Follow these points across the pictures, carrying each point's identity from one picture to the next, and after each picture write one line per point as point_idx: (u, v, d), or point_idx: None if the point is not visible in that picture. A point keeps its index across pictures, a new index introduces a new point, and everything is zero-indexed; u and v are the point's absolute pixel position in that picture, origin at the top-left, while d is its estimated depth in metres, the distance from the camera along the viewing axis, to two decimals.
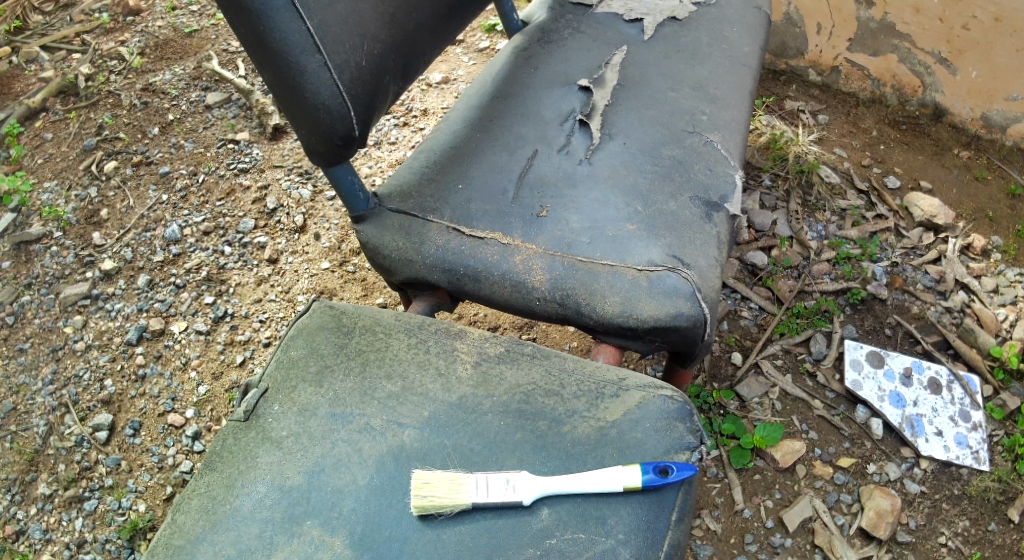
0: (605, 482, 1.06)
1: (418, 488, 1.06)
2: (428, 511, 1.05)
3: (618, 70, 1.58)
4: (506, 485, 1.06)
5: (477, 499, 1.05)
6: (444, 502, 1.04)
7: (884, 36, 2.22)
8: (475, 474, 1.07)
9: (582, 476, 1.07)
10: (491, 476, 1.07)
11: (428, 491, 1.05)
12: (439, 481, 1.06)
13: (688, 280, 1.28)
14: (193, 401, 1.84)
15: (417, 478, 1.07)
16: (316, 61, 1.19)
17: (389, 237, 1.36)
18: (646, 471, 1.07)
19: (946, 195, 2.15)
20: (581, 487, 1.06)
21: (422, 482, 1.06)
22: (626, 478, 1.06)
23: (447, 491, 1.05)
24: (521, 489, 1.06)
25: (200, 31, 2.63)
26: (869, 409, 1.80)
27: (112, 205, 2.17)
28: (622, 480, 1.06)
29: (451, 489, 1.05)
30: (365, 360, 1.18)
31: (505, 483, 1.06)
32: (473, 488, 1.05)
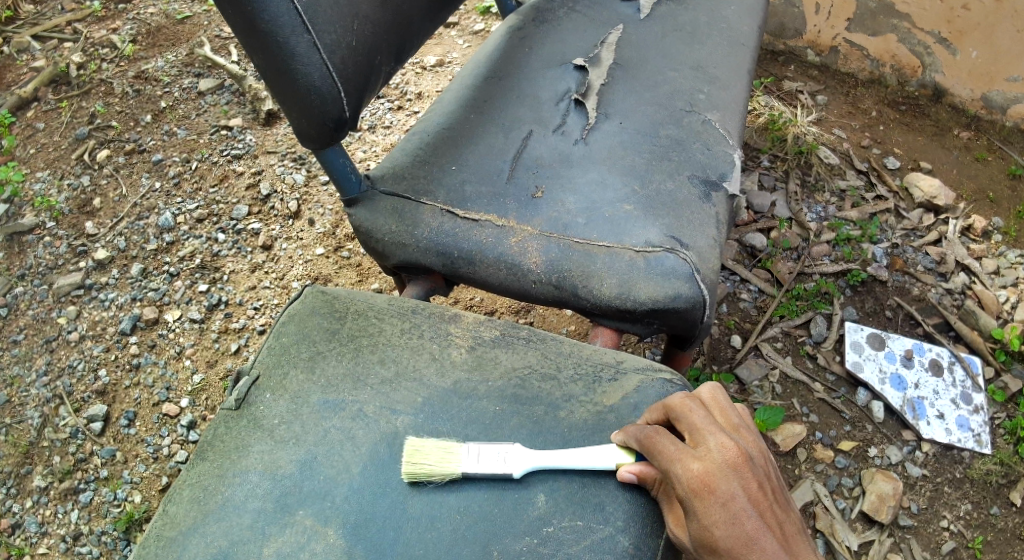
0: (598, 460, 1.04)
1: (410, 454, 1.05)
2: (418, 479, 1.04)
3: (613, 50, 1.55)
4: (498, 457, 1.04)
5: (468, 469, 1.04)
6: (434, 470, 1.04)
7: (883, 16, 2.19)
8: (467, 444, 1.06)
9: (575, 451, 1.05)
10: (486, 446, 1.05)
11: (421, 458, 1.05)
12: (432, 449, 1.05)
13: (686, 261, 1.26)
14: (187, 390, 1.82)
15: (410, 444, 1.06)
16: (305, 42, 1.17)
17: (382, 220, 1.34)
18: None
19: (946, 176, 2.13)
20: (573, 463, 1.04)
21: (415, 450, 1.06)
22: (619, 455, 1.04)
23: (438, 459, 1.04)
24: (513, 461, 1.04)
25: (192, 18, 2.60)
26: (870, 391, 1.78)
27: (105, 194, 2.15)
28: (614, 458, 1.04)
29: (442, 457, 1.05)
30: (358, 345, 1.17)
31: (501, 451, 1.05)
32: (464, 458, 1.05)
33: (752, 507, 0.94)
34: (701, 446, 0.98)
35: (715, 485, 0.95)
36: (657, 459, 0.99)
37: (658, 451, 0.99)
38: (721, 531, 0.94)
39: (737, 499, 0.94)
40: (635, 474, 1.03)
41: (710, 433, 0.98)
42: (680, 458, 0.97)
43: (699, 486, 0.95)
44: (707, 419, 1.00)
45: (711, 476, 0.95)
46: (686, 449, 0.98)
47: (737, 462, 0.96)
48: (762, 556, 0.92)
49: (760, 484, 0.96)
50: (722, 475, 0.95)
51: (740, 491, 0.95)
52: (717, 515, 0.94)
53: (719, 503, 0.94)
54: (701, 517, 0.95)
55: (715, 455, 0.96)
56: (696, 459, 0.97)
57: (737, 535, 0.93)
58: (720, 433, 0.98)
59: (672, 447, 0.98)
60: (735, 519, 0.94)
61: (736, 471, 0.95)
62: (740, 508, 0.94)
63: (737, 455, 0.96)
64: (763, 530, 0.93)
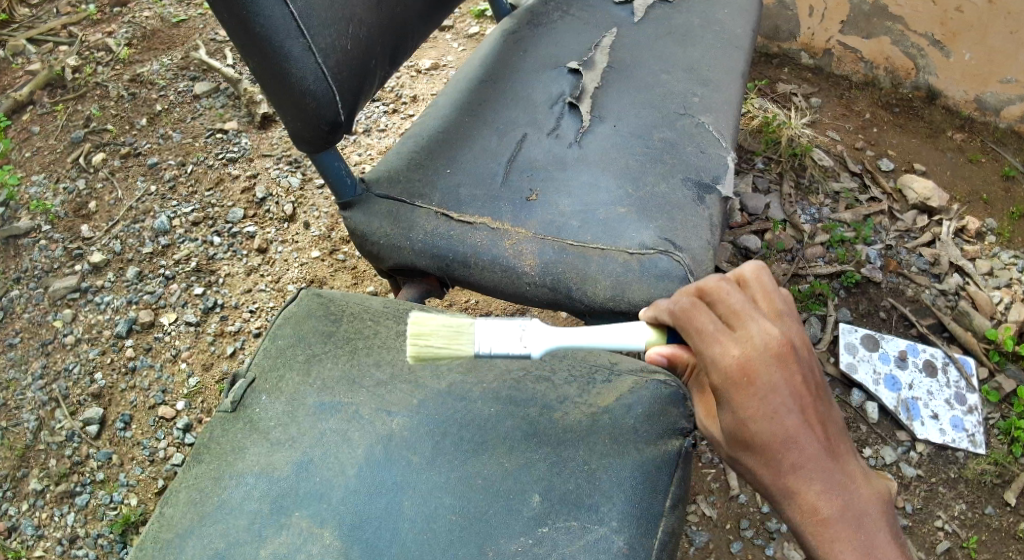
0: (628, 339, 1.05)
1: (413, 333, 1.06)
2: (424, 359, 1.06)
3: (607, 53, 1.56)
4: (519, 335, 1.03)
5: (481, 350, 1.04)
6: (442, 352, 1.05)
7: (877, 19, 2.20)
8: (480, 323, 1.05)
9: (602, 330, 1.04)
10: (504, 325, 1.04)
11: (423, 338, 1.05)
12: (441, 331, 1.05)
13: (680, 263, 1.27)
14: (184, 393, 1.83)
15: (414, 323, 1.07)
16: (300, 45, 1.17)
17: (377, 223, 1.35)
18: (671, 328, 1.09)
19: (940, 177, 2.14)
20: (599, 340, 1.05)
21: (418, 328, 1.06)
22: (648, 333, 1.05)
23: (447, 342, 1.05)
24: (534, 345, 1.04)
25: (188, 21, 2.61)
26: (865, 393, 1.78)
27: (100, 197, 2.15)
28: (643, 336, 1.06)
29: (453, 336, 1.05)
30: (354, 347, 1.17)
31: (520, 330, 1.04)
32: (477, 339, 1.04)
33: (792, 400, 0.95)
34: (744, 334, 0.96)
35: (755, 375, 0.95)
36: (693, 342, 0.98)
37: (694, 334, 0.98)
38: (759, 424, 0.95)
39: (779, 394, 0.95)
40: (666, 356, 1.04)
41: (750, 318, 0.97)
42: (719, 343, 0.96)
43: (739, 376, 0.95)
44: (749, 304, 0.99)
45: (755, 368, 0.95)
46: (728, 336, 0.97)
47: (779, 352, 0.96)
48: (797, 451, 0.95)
49: (801, 378, 0.96)
50: (766, 367, 0.95)
51: (782, 385, 0.95)
52: (757, 409, 0.95)
53: (758, 395, 0.95)
54: (740, 408, 0.95)
55: (760, 345, 0.95)
56: (739, 348, 0.95)
57: (775, 431, 0.95)
58: (763, 321, 0.97)
59: (712, 333, 0.97)
60: (774, 414, 0.95)
61: (777, 360, 0.95)
62: (781, 403, 0.95)
63: (779, 343, 0.96)
64: (801, 425, 0.95)
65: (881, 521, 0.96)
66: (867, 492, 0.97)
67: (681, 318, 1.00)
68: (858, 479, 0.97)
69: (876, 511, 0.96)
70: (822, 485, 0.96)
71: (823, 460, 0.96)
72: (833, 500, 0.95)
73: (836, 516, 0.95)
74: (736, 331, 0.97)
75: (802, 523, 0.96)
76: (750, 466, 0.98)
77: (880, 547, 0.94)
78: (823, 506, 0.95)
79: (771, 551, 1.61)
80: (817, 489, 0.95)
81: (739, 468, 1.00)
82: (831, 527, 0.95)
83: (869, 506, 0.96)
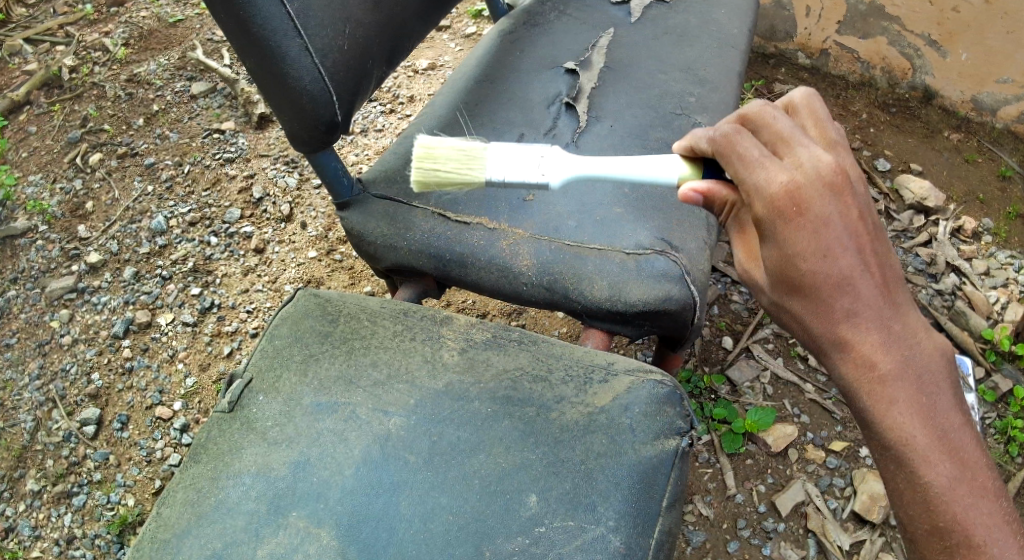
0: (661, 173, 1.11)
1: (419, 156, 1.21)
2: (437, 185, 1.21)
3: (604, 53, 1.56)
4: (539, 161, 1.14)
5: (492, 179, 1.16)
6: (452, 178, 1.19)
7: (873, 19, 2.20)
8: (490, 149, 1.17)
9: (632, 162, 1.11)
10: (525, 153, 1.15)
11: (430, 161, 1.21)
12: (455, 157, 1.18)
13: (677, 264, 1.27)
14: (180, 393, 1.82)
15: (421, 147, 1.22)
16: (297, 45, 1.17)
17: (374, 224, 1.34)
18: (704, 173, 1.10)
19: (936, 177, 2.16)
20: (624, 172, 1.12)
21: (425, 152, 1.21)
22: (682, 169, 1.10)
23: (457, 167, 1.18)
24: (551, 172, 1.13)
25: (185, 21, 2.60)
26: None
27: (97, 198, 2.15)
28: (677, 172, 1.10)
29: (460, 160, 1.18)
30: (351, 347, 1.17)
31: (538, 159, 1.14)
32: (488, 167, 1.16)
33: (846, 232, 0.94)
34: (796, 163, 0.95)
35: (808, 206, 0.93)
36: (740, 174, 0.97)
37: (738, 162, 0.97)
38: (810, 263, 0.94)
39: (832, 227, 0.93)
40: (700, 193, 1.04)
41: (801, 145, 0.96)
42: (768, 170, 0.95)
43: (790, 208, 0.93)
44: (801, 135, 0.97)
45: (808, 198, 0.93)
46: (779, 166, 0.95)
47: (834, 179, 0.93)
48: (851, 292, 0.95)
49: (858, 216, 0.95)
50: (820, 199, 0.93)
51: (837, 220, 0.93)
52: (810, 245, 0.93)
53: (810, 227, 0.93)
54: (790, 241, 0.94)
55: (814, 176, 0.93)
56: (791, 178, 0.93)
57: (828, 271, 0.94)
58: (817, 150, 0.95)
59: (762, 164, 0.95)
60: (828, 253, 0.94)
61: (832, 188, 0.93)
62: (836, 240, 0.94)
63: (833, 168, 0.94)
64: (856, 262, 0.94)
65: (939, 375, 0.98)
66: (925, 345, 0.98)
67: (726, 146, 0.99)
68: (917, 333, 0.97)
69: (933, 366, 0.98)
70: (880, 336, 0.96)
71: (881, 310, 0.96)
72: (892, 354, 0.96)
73: (894, 371, 0.96)
74: (788, 162, 0.95)
75: (857, 377, 0.97)
76: (799, 310, 0.97)
77: (936, 405, 0.97)
78: (881, 360, 0.96)
79: (768, 550, 1.60)
80: (876, 340, 0.96)
81: (786, 316, 0.99)
82: (888, 382, 0.96)
83: (927, 360, 0.97)
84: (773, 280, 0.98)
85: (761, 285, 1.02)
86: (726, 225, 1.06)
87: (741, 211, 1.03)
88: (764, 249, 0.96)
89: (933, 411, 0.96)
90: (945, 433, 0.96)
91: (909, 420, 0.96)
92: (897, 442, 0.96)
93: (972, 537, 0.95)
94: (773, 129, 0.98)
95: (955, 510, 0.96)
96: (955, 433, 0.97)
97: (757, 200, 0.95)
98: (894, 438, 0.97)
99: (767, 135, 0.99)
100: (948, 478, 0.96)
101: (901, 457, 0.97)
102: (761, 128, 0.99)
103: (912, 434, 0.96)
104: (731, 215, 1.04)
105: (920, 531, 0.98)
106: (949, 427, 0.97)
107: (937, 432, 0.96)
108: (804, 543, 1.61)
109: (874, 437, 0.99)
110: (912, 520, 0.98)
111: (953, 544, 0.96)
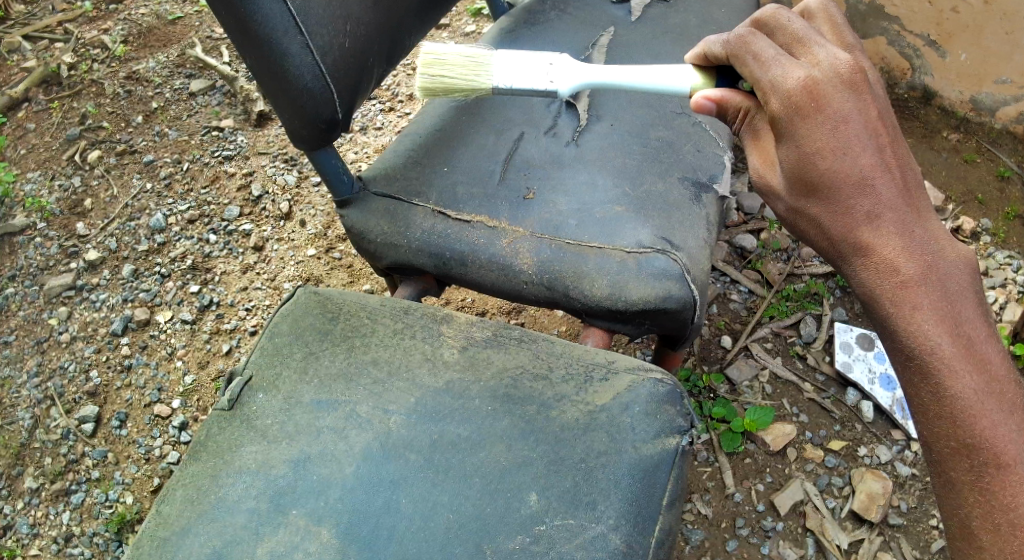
0: (672, 83, 1.15)
1: (426, 63, 1.27)
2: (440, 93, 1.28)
3: (605, 52, 1.56)
4: (548, 68, 1.22)
5: (498, 85, 1.25)
6: (457, 86, 1.26)
7: (873, 19, 2.21)
8: (497, 57, 1.25)
9: (644, 73, 1.17)
10: (535, 61, 1.23)
11: (437, 67, 1.27)
12: (462, 65, 1.26)
13: (678, 263, 1.26)
14: (179, 391, 1.82)
15: (427, 53, 1.27)
16: (298, 43, 1.17)
17: (374, 222, 1.34)
18: (716, 83, 1.13)
19: (935, 178, 2.16)
20: (634, 81, 1.18)
21: (431, 58, 1.27)
22: (694, 78, 1.14)
23: (463, 75, 1.25)
24: (560, 80, 1.22)
25: (184, 18, 2.60)
26: (860, 392, 1.79)
27: (96, 195, 2.15)
28: (689, 82, 1.15)
29: (468, 67, 1.25)
30: (350, 345, 1.17)
31: (548, 67, 1.22)
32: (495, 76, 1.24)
33: (864, 129, 0.96)
34: (812, 61, 0.98)
35: (825, 101, 0.96)
36: (755, 73, 1.01)
37: (753, 63, 1.01)
38: (829, 160, 0.96)
39: (850, 123, 0.95)
40: (714, 101, 1.08)
41: (817, 46, 0.99)
42: (785, 68, 0.98)
43: (806, 102, 0.96)
44: (816, 36, 1.01)
45: (825, 94, 0.96)
46: (796, 63, 0.98)
47: (850, 77, 0.96)
48: (870, 191, 0.96)
49: (876, 115, 0.97)
50: (838, 95, 0.96)
51: (855, 117, 0.96)
52: (828, 141, 0.95)
53: (827, 123, 0.95)
54: (806, 136, 0.96)
55: (831, 73, 0.97)
56: (809, 75, 0.97)
57: (846, 168, 0.96)
58: (833, 50, 0.99)
59: (778, 61, 0.99)
60: (847, 150, 0.96)
61: (848, 86, 0.96)
62: (854, 137, 0.96)
63: (848, 66, 0.97)
64: (875, 161, 0.96)
65: (964, 285, 0.97)
66: (949, 254, 0.97)
67: (740, 48, 1.02)
68: (942, 241, 0.97)
69: (959, 276, 0.97)
70: (902, 240, 0.96)
71: (903, 212, 0.97)
72: (915, 257, 0.96)
73: (918, 276, 0.96)
74: (804, 60, 0.99)
75: (879, 282, 0.97)
76: (816, 213, 0.99)
77: (961, 314, 0.96)
78: (904, 263, 0.96)
79: (767, 549, 1.61)
80: (898, 243, 0.96)
81: (804, 221, 1.00)
82: (912, 287, 0.96)
83: (951, 268, 0.97)
84: (790, 182, 0.99)
85: (776, 192, 1.03)
86: (740, 133, 1.07)
87: (756, 117, 1.04)
88: (782, 147, 0.98)
89: (958, 321, 0.96)
90: (971, 343, 0.96)
91: (934, 329, 0.95)
92: (921, 351, 0.96)
93: (1000, 454, 0.93)
94: (788, 32, 1.02)
95: (982, 426, 0.94)
96: (981, 345, 0.96)
97: (775, 97, 0.98)
98: (918, 347, 0.96)
99: (782, 39, 1.02)
100: (975, 390, 0.95)
101: (925, 366, 0.96)
102: (776, 32, 1.03)
103: (937, 343, 0.95)
104: (746, 121, 1.05)
105: (946, 449, 0.96)
106: (975, 338, 0.96)
107: (963, 342, 0.95)
108: (802, 542, 1.61)
109: (897, 349, 0.98)
110: (938, 438, 0.96)
111: (980, 463, 0.94)
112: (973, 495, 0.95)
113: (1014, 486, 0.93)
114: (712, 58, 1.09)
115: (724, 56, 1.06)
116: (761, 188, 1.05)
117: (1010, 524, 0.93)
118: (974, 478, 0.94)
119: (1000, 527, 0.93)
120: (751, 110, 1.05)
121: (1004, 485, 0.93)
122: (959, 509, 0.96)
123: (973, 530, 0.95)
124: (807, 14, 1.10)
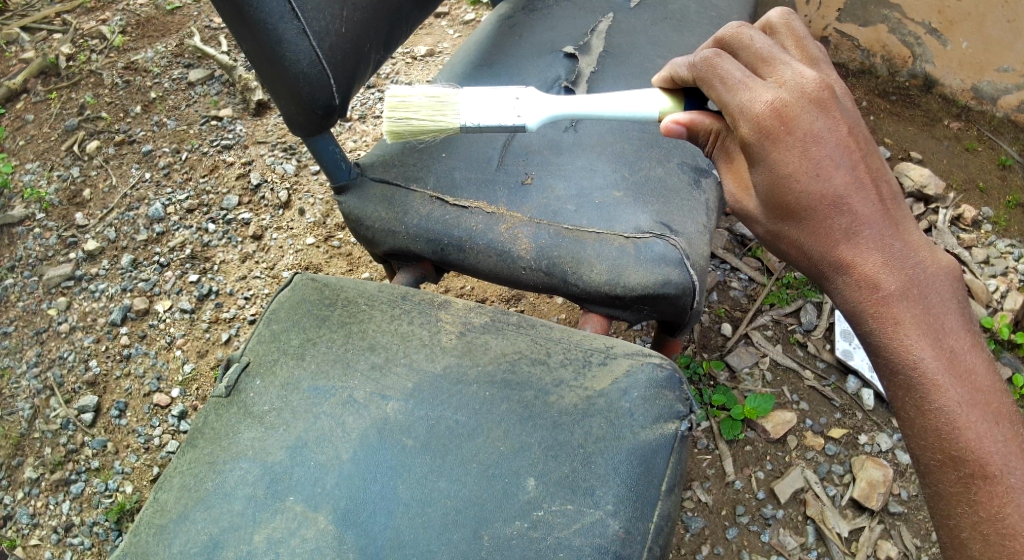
0: (644, 108, 1.16)
1: (392, 106, 1.26)
2: (404, 136, 1.27)
3: (604, 38, 1.55)
4: (517, 104, 1.22)
5: (464, 124, 1.23)
6: (425, 128, 1.24)
7: (874, 7, 2.19)
8: (462, 95, 1.24)
9: (616, 99, 1.17)
10: (501, 98, 1.23)
11: (402, 109, 1.25)
12: (426, 104, 1.24)
13: (676, 247, 1.26)
14: (179, 379, 1.82)
15: (392, 96, 1.26)
16: (293, 28, 1.16)
17: (372, 208, 1.34)
18: (685, 105, 1.14)
19: (936, 166, 2.15)
20: (603, 109, 1.18)
21: (397, 101, 1.26)
22: (662, 102, 1.15)
23: (428, 115, 1.24)
24: (527, 114, 1.22)
25: (182, 8, 2.59)
26: (860, 379, 1.79)
27: (95, 185, 2.14)
28: (658, 106, 1.15)
29: (433, 107, 1.24)
30: (348, 331, 1.17)
31: (514, 101, 1.23)
32: (462, 114, 1.23)
33: (836, 147, 0.96)
34: (777, 81, 0.98)
35: (795, 124, 0.95)
36: (722, 97, 1.00)
37: (718, 87, 1.01)
38: (803, 182, 0.95)
39: (821, 143, 0.95)
40: (683, 124, 1.08)
41: (782, 65, 0.99)
42: (750, 91, 0.98)
43: (775, 128, 0.96)
44: (781, 54, 1.01)
45: (794, 115, 0.95)
46: (763, 85, 0.98)
47: (818, 96, 0.96)
48: (846, 211, 0.95)
49: (846, 131, 0.97)
50: (807, 115, 0.95)
51: (826, 135, 0.95)
52: (800, 164, 0.95)
53: (798, 146, 0.95)
54: (777, 161, 0.96)
55: (798, 92, 0.96)
56: (776, 96, 0.96)
57: (821, 189, 0.95)
58: (798, 68, 0.99)
59: (744, 84, 0.99)
60: (819, 170, 0.95)
61: (817, 105, 0.96)
62: (826, 157, 0.95)
63: (814, 84, 0.97)
64: (848, 178, 0.95)
65: (946, 295, 0.97)
66: (929, 264, 0.97)
67: (707, 70, 1.02)
68: (921, 252, 0.97)
69: (940, 285, 0.97)
70: (881, 255, 0.96)
71: (882, 226, 0.96)
72: (895, 273, 0.96)
73: (898, 291, 0.95)
74: (770, 81, 0.99)
75: (860, 299, 0.97)
76: (795, 235, 0.98)
77: (944, 326, 0.95)
78: (884, 279, 0.96)
79: (766, 537, 1.61)
80: (877, 259, 0.96)
81: (784, 243, 1.00)
82: (894, 303, 0.95)
83: (932, 279, 0.97)
84: (767, 206, 0.99)
85: (753, 215, 1.03)
86: (713, 155, 1.08)
87: (726, 139, 1.06)
88: (755, 172, 0.98)
89: (941, 333, 0.95)
90: (954, 355, 0.95)
91: (917, 343, 0.95)
92: (904, 366, 0.95)
93: (987, 465, 0.92)
94: (752, 50, 1.02)
95: (968, 438, 0.93)
96: (965, 356, 0.95)
97: (744, 122, 0.98)
98: (902, 362, 0.95)
99: (746, 59, 1.03)
100: (960, 403, 0.94)
101: (910, 382, 0.95)
102: (740, 51, 1.04)
103: (921, 358, 0.95)
104: (717, 144, 1.07)
105: (933, 462, 0.95)
106: (958, 350, 0.95)
107: (946, 355, 0.95)
108: (803, 530, 1.61)
109: (882, 364, 0.97)
110: (925, 451, 0.96)
111: (968, 474, 0.93)
112: (962, 507, 0.93)
113: (1002, 496, 0.92)
114: (680, 80, 1.10)
115: (691, 78, 1.07)
116: (738, 210, 1.05)
117: (998, 534, 0.92)
118: (961, 488, 0.93)
119: (989, 536, 0.92)
120: (721, 131, 1.06)
121: (992, 495, 0.92)
122: (949, 519, 0.94)
123: (963, 540, 0.94)
124: (770, 28, 1.09)
